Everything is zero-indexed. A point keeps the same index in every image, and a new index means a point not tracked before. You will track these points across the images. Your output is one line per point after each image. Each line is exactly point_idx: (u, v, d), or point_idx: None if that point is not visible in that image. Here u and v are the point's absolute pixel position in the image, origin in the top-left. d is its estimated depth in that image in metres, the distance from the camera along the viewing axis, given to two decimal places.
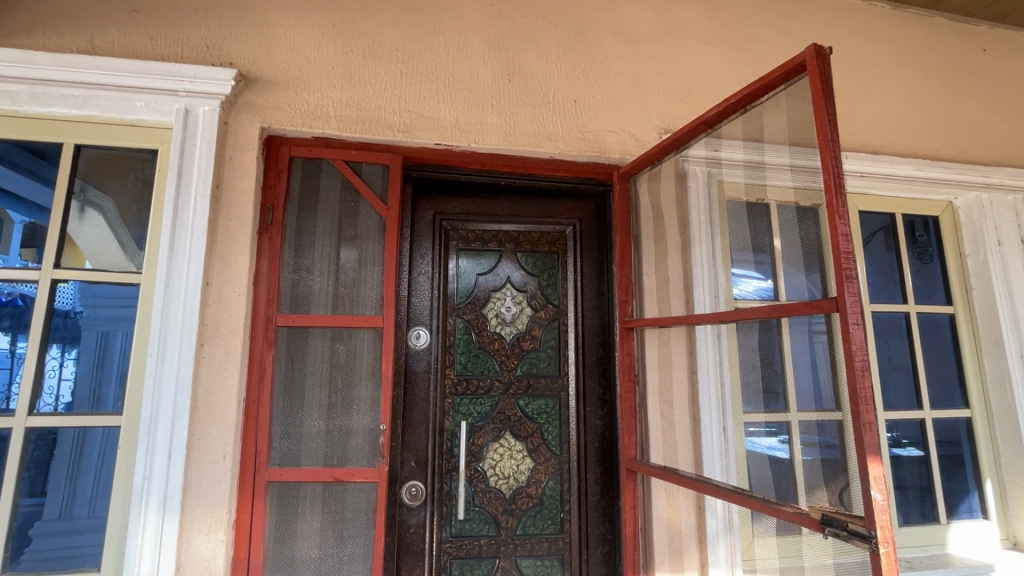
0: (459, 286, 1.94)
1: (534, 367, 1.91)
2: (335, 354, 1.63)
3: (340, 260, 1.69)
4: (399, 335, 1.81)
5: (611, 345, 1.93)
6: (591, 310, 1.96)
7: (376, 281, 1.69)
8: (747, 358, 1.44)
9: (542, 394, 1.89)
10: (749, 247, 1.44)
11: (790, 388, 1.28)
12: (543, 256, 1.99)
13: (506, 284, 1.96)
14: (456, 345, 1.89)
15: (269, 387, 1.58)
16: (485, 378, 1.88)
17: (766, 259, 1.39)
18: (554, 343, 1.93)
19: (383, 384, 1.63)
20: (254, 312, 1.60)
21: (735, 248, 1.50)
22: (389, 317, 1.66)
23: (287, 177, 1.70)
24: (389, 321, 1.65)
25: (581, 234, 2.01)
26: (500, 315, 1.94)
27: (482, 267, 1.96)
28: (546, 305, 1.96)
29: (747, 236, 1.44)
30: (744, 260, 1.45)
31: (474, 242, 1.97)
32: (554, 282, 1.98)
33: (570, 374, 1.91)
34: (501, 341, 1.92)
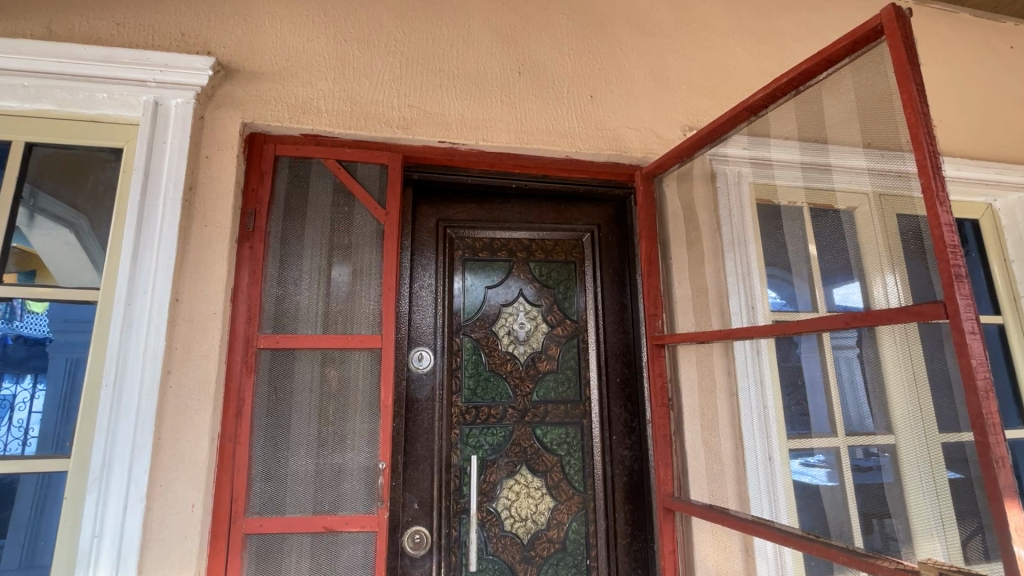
0: (467, 300, 1.73)
1: (552, 392, 1.69)
2: (326, 381, 1.41)
3: (332, 272, 1.48)
4: (399, 358, 1.59)
5: (637, 365, 1.72)
6: (613, 326, 1.76)
7: (373, 296, 1.47)
8: (809, 377, 1.24)
9: (562, 422, 1.67)
10: (806, 251, 1.26)
11: (873, 408, 1.08)
12: (558, 267, 1.80)
13: (519, 298, 1.76)
14: (464, 368, 1.68)
15: (248, 420, 1.34)
16: (497, 405, 1.66)
17: (825, 261, 1.20)
18: (573, 364, 1.72)
19: (382, 416, 1.40)
20: (231, 333, 1.38)
21: (789, 253, 1.32)
22: (388, 337, 1.44)
23: (271, 178, 1.49)
24: (389, 342, 1.44)
25: (599, 241, 1.82)
26: (512, 333, 1.73)
27: (491, 279, 1.76)
28: (562, 322, 1.75)
29: (803, 238, 1.26)
30: (800, 267, 1.27)
31: (482, 251, 1.77)
32: (572, 296, 1.78)
33: (593, 399, 1.70)
34: (513, 363, 1.70)
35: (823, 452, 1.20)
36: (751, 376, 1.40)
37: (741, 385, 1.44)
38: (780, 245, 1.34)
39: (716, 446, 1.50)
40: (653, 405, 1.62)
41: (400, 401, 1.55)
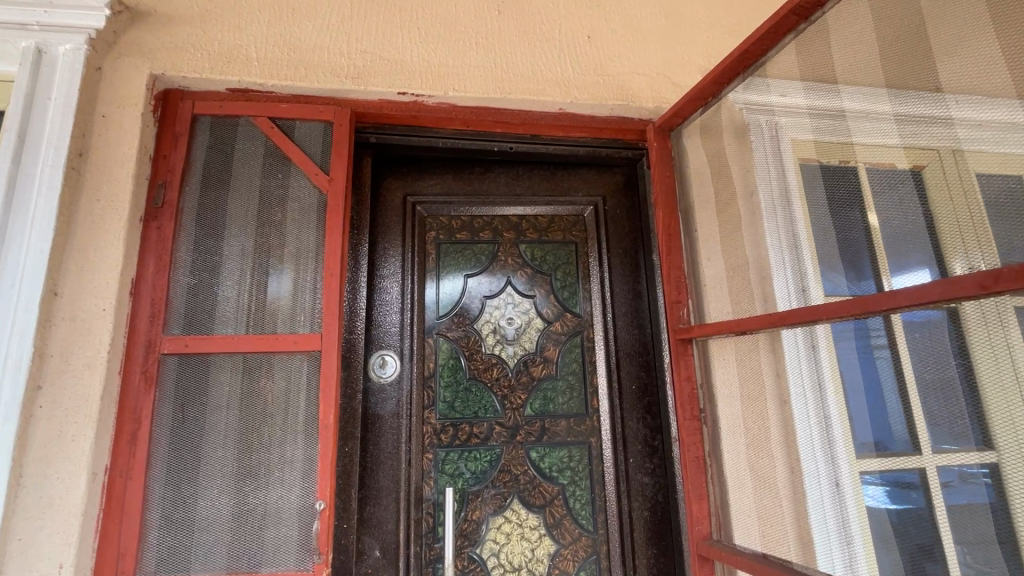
0: (442, 292, 1.40)
1: (550, 405, 1.34)
2: (248, 395, 1.09)
3: (261, 258, 1.17)
4: (353, 365, 1.26)
5: (659, 369, 1.35)
6: (626, 320, 1.40)
7: (312, 285, 1.15)
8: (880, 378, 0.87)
9: (563, 442, 1.32)
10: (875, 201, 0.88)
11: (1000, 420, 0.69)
12: (556, 248, 1.45)
13: (507, 289, 1.42)
14: (438, 377, 1.34)
15: (145, 448, 1.03)
16: (481, 422, 1.32)
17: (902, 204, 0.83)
18: (577, 369, 1.37)
19: (322, 438, 1.07)
20: (129, 335, 1.08)
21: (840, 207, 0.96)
22: (330, 337, 1.12)
23: (188, 143, 1.20)
24: (331, 343, 1.11)
25: (606, 216, 1.48)
26: (499, 332, 1.39)
27: (472, 265, 1.43)
28: (560, 317, 1.41)
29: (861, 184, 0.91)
30: (858, 222, 0.92)
31: (461, 232, 1.44)
32: (574, 284, 1.43)
33: (602, 413, 1.34)
34: (502, 368, 1.36)
35: (904, 473, 0.83)
36: (807, 378, 1.02)
37: (793, 389, 1.06)
38: (838, 187, 0.95)
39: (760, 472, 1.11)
40: (680, 420, 1.25)
41: (354, 418, 1.23)
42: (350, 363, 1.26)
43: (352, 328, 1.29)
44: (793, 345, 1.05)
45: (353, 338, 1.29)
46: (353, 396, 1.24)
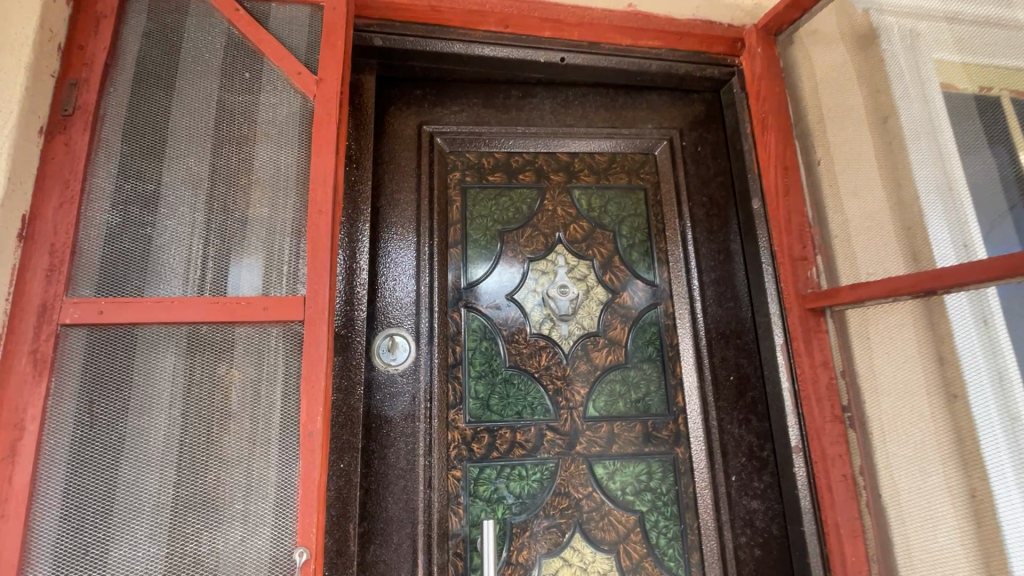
0: (469, 253, 1.04)
1: (620, 403, 0.99)
2: (194, 388, 0.72)
3: (216, 190, 0.79)
4: (351, 348, 0.91)
5: (763, 353, 1.00)
6: (716, 290, 1.05)
7: (290, 228, 0.78)
8: None
9: (640, 454, 0.97)
10: None
11: None
12: (619, 196, 1.10)
13: (558, 249, 1.06)
14: (467, 366, 0.98)
15: (30, 471, 0.66)
16: (526, 428, 0.96)
17: None
18: (658, 355, 1.02)
19: (306, 454, 0.70)
20: (14, 297, 0.71)
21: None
22: (315, 303, 0.74)
23: (115, 29, 0.83)
24: (317, 313, 0.74)
25: (684, 153, 1.13)
26: (546, 306, 1.03)
27: (509, 217, 1.07)
28: (628, 286, 1.05)
29: None
30: None
31: (494, 173, 1.09)
32: (646, 243, 1.08)
33: (691, 413, 0.98)
34: (553, 354, 1.00)
35: None
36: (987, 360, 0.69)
37: (966, 375, 0.72)
38: None
39: (931, 500, 0.75)
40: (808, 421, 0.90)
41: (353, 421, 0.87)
42: (347, 344, 0.90)
43: (351, 297, 0.93)
44: (979, 309, 0.70)
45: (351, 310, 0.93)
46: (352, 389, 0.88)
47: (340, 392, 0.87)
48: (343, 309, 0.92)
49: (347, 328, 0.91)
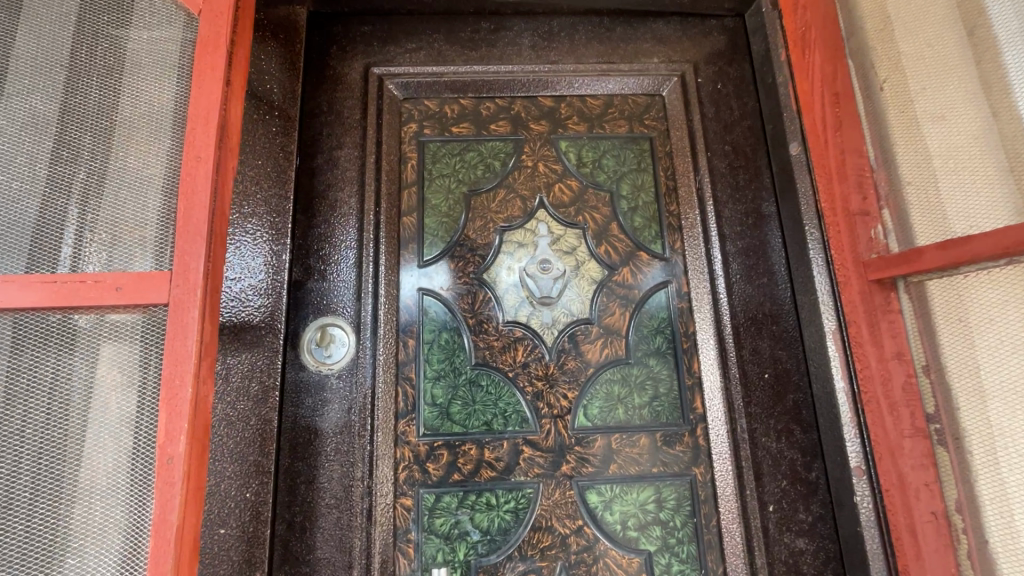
0: (428, 223, 0.83)
1: (620, 410, 0.76)
2: (22, 394, 0.53)
3: (66, 135, 0.60)
4: (266, 344, 0.72)
5: (808, 342, 0.76)
6: (745, 262, 0.81)
7: (160, 183, 0.59)
8: None
9: (646, 475, 0.74)
10: None
11: None
12: (617, 148, 0.87)
13: (539, 215, 0.84)
14: (422, 364, 0.77)
15: None
16: (497, 443, 0.74)
17: None
18: (670, 348, 0.79)
19: (161, 486, 0.51)
20: None
21: None
22: (184, 279, 0.55)
23: None
24: (187, 293, 0.55)
25: (699, 92, 0.89)
26: (524, 288, 0.81)
27: (478, 176, 0.85)
28: (630, 261, 0.82)
29: None
30: None
31: (459, 124, 0.87)
32: (653, 206, 0.85)
33: (714, 422, 0.75)
34: (533, 349, 0.78)
35: None
36: None
37: None
38: None
39: None
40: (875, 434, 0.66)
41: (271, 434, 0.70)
42: (268, 339, 0.72)
43: (278, 280, 0.75)
44: None
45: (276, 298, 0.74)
46: (267, 396, 0.70)
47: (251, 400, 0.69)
48: (262, 297, 0.73)
49: (270, 319, 0.73)
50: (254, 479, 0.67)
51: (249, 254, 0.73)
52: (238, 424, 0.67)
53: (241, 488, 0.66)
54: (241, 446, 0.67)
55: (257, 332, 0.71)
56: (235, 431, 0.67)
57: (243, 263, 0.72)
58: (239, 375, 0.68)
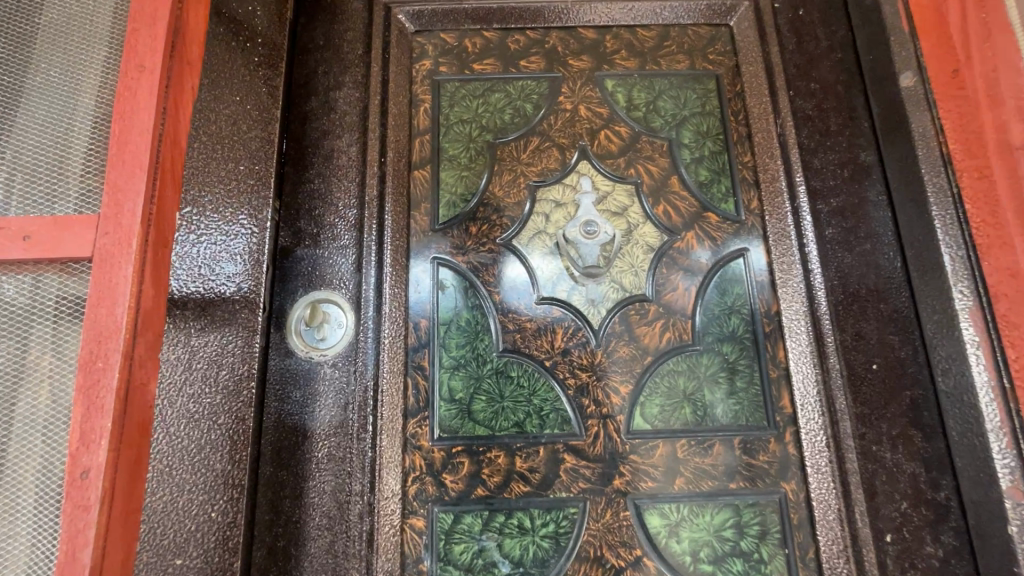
0: (444, 178, 0.68)
1: (687, 410, 0.60)
2: None
3: None
4: (241, 322, 0.56)
5: (931, 325, 0.59)
6: (842, 225, 0.64)
7: (91, 102, 0.44)
8: None
9: (721, 493, 0.58)
10: None
11: None
12: (676, 88, 0.71)
13: (581, 169, 0.68)
14: (437, 351, 0.62)
15: None
16: (531, 449, 0.59)
17: None
18: (750, 330, 0.63)
19: (71, 509, 0.37)
20: None
21: None
22: (115, 225, 0.41)
23: None
24: (118, 243, 0.41)
25: (778, 18, 0.72)
26: (564, 257, 0.65)
27: (505, 122, 0.69)
28: (697, 224, 0.66)
29: None
30: None
31: (482, 60, 0.72)
32: (723, 156, 0.69)
33: (808, 426, 0.59)
34: (577, 331, 0.63)
35: None
36: None
37: None
38: None
39: None
40: None
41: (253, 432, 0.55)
42: (247, 316, 0.56)
43: (260, 242, 0.59)
44: None
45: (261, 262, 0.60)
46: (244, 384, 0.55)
47: (222, 393, 0.54)
48: (240, 260, 0.57)
49: (251, 290, 0.57)
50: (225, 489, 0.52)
51: (229, 209, 0.58)
52: (205, 421, 0.53)
53: (208, 502, 0.51)
54: (208, 448, 0.52)
55: (232, 305, 0.56)
56: (200, 430, 0.53)
57: (223, 218, 0.57)
58: (206, 358, 0.54)
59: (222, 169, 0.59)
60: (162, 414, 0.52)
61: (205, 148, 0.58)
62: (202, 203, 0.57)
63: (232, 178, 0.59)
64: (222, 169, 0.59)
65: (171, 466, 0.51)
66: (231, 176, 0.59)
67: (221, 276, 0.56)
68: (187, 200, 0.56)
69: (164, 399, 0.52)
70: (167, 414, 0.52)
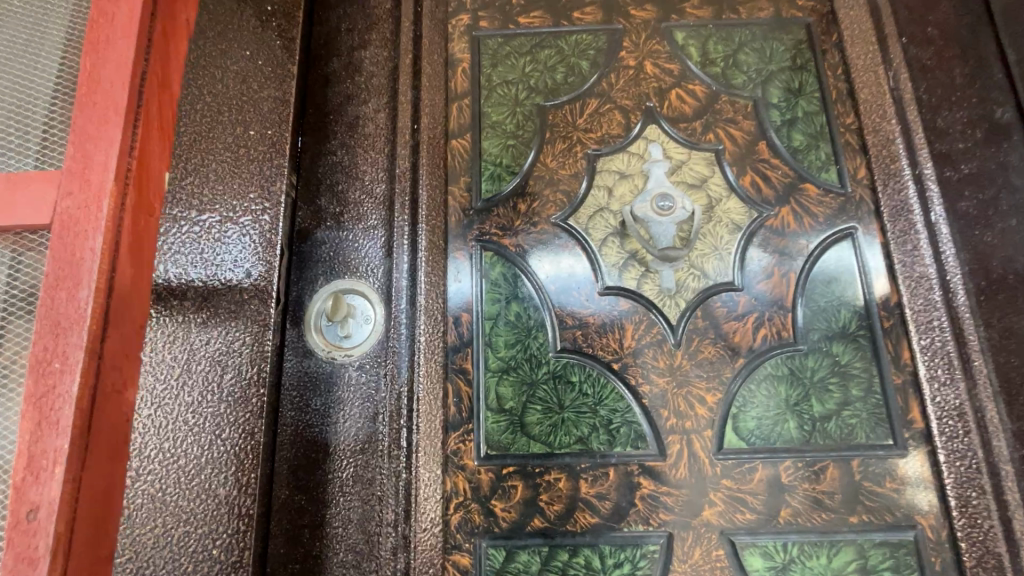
0: (487, 147, 0.58)
1: (791, 425, 0.49)
2: None
3: None
4: (253, 316, 0.45)
5: None
6: (977, 195, 0.52)
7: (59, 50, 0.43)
8: None
9: (840, 529, 0.46)
10: None
11: None
12: (760, 38, 0.60)
13: (649, 135, 0.57)
14: (482, 351, 0.52)
15: None
16: (598, 471, 0.48)
17: None
18: (866, 325, 0.51)
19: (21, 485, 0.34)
20: None
21: None
22: (83, 181, 0.39)
23: None
24: (84, 203, 0.39)
25: None
26: (631, 238, 0.54)
27: (559, 83, 0.59)
28: (791, 196, 0.55)
29: None
30: None
31: (528, 13, 0.62)
32: (821, 117, 0.57)
33: (949, 445, 0.47)
34: (650, 327, 0.52)
35: None
36: None
37: None
38: None
39: None
40: None
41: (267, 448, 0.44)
42: (259, 308, 0.45)
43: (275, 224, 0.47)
44: None
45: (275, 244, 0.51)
46: (252, 389, 0.44)
47: (229, 400, 0.44)
48: (252, 246, 0.46)
49: (263, 285, 0.46)
50: (230, 520, 0.41)
51: (239, 183, 0.48)
52: (208, 434, 0.43)
53: (209, 534, 0.41)
54: (210, 468, 0.42)
55: (240, 296, 0.46)
56: (202, 445, 0.43)
57: (230, 194, 0.47)
58: (209, 358, 0.44)
59: (230, 135, 0.49)
60: (158, 425, 0.43)
61: (210, 111, 0.49)
62: (207, 176, 0.48)
63: (241, 146, 0.49)
64: (231, 135, 0.49)
65: (167, 489, 0.42)
66: (241, 143, 0.49)
67: (228, 264, 0.46)
68: (188, 169, 0.47)
69: (160, 407, 0.43)
70: (164, 425, 0.43)
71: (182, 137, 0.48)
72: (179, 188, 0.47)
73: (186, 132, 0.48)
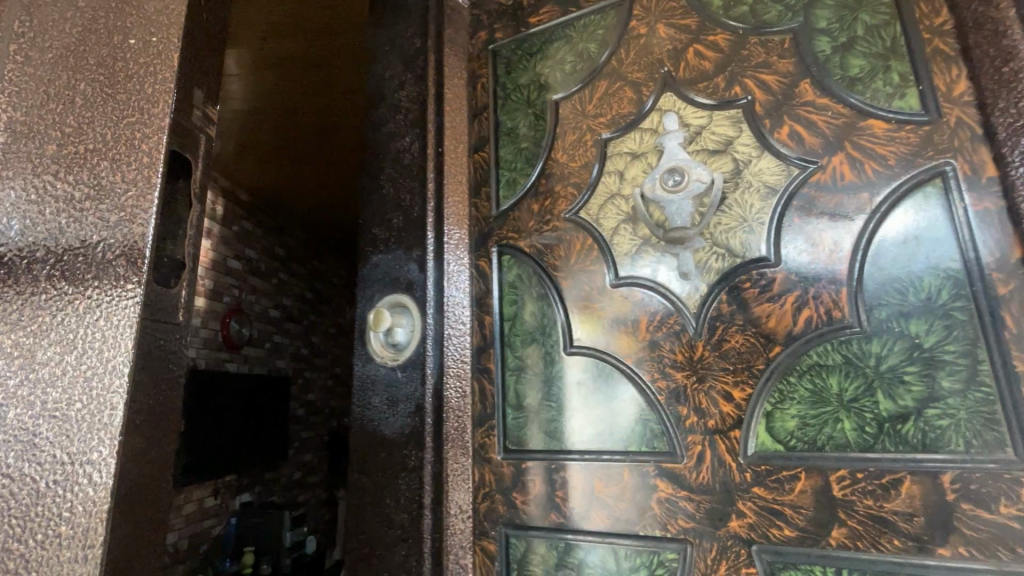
0: (504, 155, 0.60)
1: (849, 426, 0.39)
2: None
3: None
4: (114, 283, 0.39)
5: None
6: None
7: None
8: None
9: (921, 561, 0.36)
10: None
11: None
12: None
13: (664, 104, 0.52)
14: (503, 351, 0.55)
15: None
16: (614, 470, 0.47)
17: None
18: (967, 293, 0.38)
19: None
20: None
21: None
22: None
23: None
24: None
25: None
26: (643, 222, 0.50)
27: (568, 74, 0.58)
28: (847, 140, 0.43)
29: None
30: None
31: (539, 10, 0.61)
32: (893, 28, 0.44)
33: None
34: (667, 318, 0.47)
35: None
36: None
37: None
38: None
39: None
40: None
41: (141, 457, 0.38)
42: (125, 270, 0.39)
43: (156, 154, 0.41)
44: None
45: (175, 185, 0.45)
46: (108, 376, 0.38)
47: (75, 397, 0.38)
48: (124, 193, 0.41)
49: (133, 246, 0.40)
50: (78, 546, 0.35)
51: (111, 107, 0.44)
52: (66, 426, 0.38)
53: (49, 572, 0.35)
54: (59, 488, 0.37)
55: (106, 258, 0.40)
56: (60, 439, 0.38)
57: (104, 122, 0.44)
58: (72, 342, 0.39)
59: (105, 49, 0.46)
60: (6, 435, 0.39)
61: (88, 24, 0.47)
62: (76, 99, 0.45)
63: (115, 60, 0.45)
64: (106, 47, 0.46)
65: (10, 513, 0.37)
66: (114, 56, 0.45)
67: (100, 217, 0.41)
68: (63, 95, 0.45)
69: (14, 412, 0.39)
70: (16, 429, 0.39)
71: (50, 56, 0.47)
72: (44, 119, 0.45)
73: (90, 56, 0.46)
